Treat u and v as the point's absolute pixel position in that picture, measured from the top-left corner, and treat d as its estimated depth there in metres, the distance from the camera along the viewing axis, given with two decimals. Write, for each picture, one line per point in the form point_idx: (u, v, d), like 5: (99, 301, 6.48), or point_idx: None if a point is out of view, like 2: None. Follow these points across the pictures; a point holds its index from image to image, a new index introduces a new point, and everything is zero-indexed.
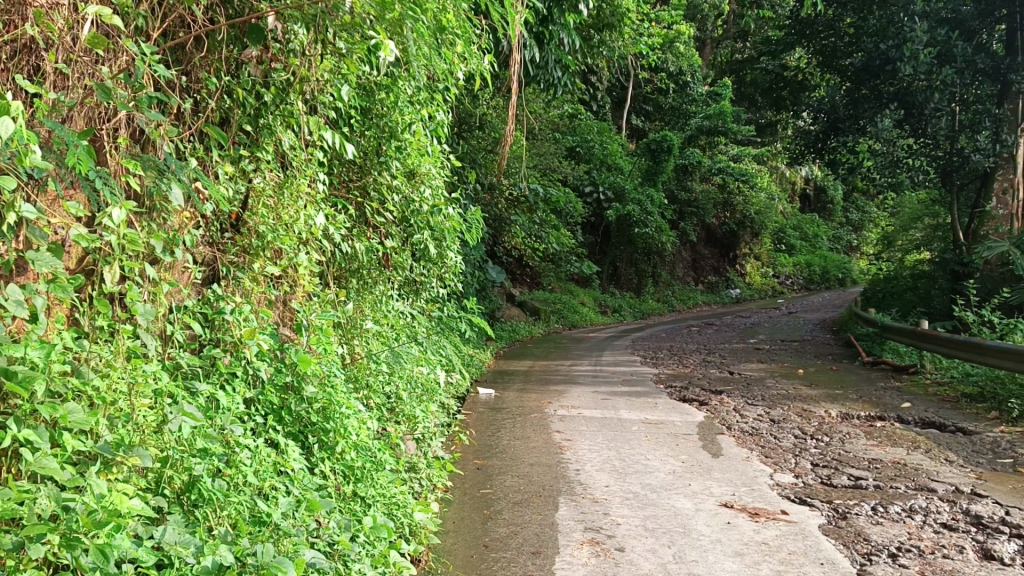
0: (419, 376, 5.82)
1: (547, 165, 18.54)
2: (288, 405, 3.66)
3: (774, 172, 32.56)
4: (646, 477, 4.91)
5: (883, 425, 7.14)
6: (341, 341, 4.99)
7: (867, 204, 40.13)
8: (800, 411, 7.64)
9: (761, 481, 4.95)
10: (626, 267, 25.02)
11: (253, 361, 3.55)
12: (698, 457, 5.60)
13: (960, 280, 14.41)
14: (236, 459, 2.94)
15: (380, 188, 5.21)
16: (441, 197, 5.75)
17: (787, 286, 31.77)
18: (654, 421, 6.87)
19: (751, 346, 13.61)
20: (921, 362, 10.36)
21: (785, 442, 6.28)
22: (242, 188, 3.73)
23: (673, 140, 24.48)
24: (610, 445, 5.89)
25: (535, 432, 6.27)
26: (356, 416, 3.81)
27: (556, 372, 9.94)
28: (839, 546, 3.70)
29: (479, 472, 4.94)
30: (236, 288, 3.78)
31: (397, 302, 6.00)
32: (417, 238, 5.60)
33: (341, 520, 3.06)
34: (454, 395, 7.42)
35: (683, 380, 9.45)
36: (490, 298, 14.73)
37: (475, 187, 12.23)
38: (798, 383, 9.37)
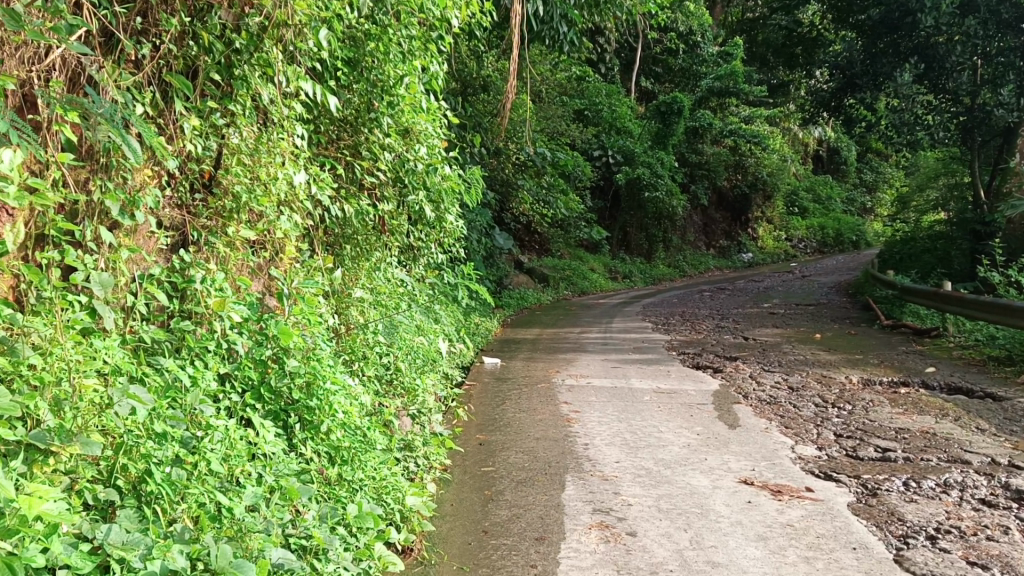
0: (419, 346, 5.53)
1: (554, 128, 18.10)
2: (268, 380, 3.34)
3: (786, 134, 31.95)
4: (659, 452, 4.60)
5: (907, 392, 6.81)
6: (333, 311, 4.69)
7: (882, 164, 39.36)
8: (820, 377, 7.32)
9: (783, 455, 4.64)
10: (636, 232, 24.57)
11: (227, 335, 3.22)
12: (714, 429, 5.28)
13: (981, 240, 14.03)
14: (202, 443, 2.63)
15: (372, 147, 4.84)
16: (439, 157, 5.40)
17: (800, 250, 31.25)
18: (667, 390, 6.55)
19: (766, 310, 13.24)
20: (944, 325, 9.98)
21: (805, 412, 5.95)
22: (213, 145, 3.39)
23: (684, 102, 24.00)
24: (620, 416, 5.58)
25: (541, 404, 5.97)
26: (344, 393, 3.51)
27: (564, 340, 9.62)
28: (872, 528, 3.39)
29: (481, 448, 4.66)
30: (209, 255, 3.45)
31: (395, 269, 5.69)
32: (412, 199, 5.25)
33: (321, 510, 2.76)
34: (457, 366, 7.12)
35: (697, 346, 9.11)
36: (497, 266, 14.39)
37: (479, 151, 11.88)
38: (816, 349, 9.03)
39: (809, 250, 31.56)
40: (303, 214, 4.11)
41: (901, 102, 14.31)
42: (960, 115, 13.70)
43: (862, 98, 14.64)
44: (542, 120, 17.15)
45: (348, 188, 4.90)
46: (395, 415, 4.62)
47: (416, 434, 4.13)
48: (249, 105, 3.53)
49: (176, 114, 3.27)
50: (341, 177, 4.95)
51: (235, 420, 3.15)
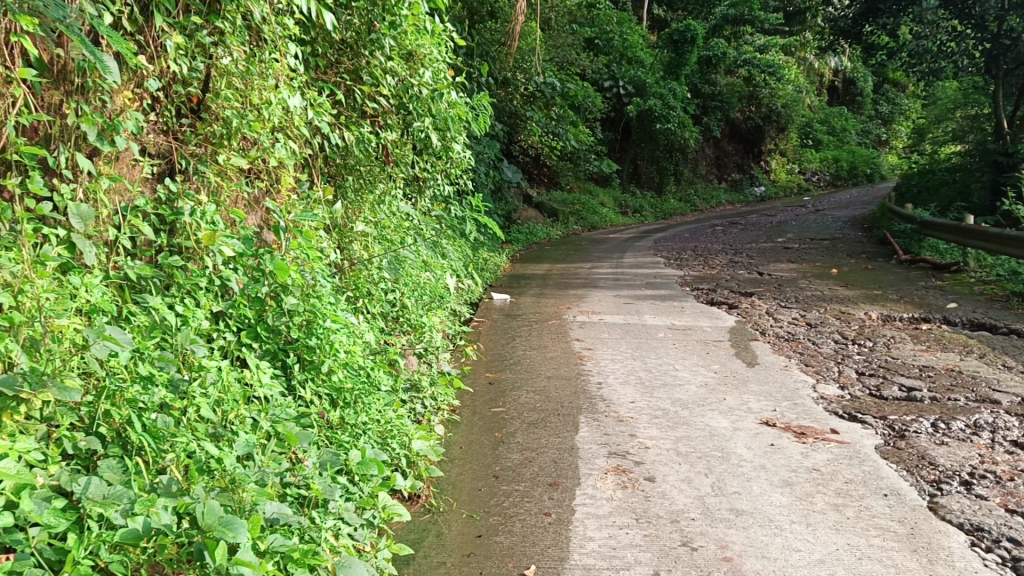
0: (425, 282, 5.34)
1: (564, 58, 17.60)
2: (264, 319, 3.14)
3: (801, 64, 31.18)
4: (676, 392, 4.43)
5: (929, 328, 6.61)
6: (335, 246, 4.48)
7: (898, 95, 38.42)
8: (839, 313, 7.11)
9: (804, 394, 4.46)
10: (646, 165, 24.11)
11: (220, 271, 3.02)
12: (732, 367, 5.10)
13: (1003, 172, 13.67)
14: (191, 387, 2.45)
15: (374, 72, 4.55)
16: (446, 82, 5.11)
17: (813, 183, 30.72)
18: (681, 326, 6.37)
19: (780, 245, 12.96)
20: (965, 259, 9.72)
21: (825, 349, 5.76)
22: (201, 65, 3.14)
23: (697, 30, 23.38)
24: (634, 354, 5.40)
25: (552, 341, 5.78)
26: (346, 332, 3.32)
27: (575, 275, 9.40)
28: (903, 472, 3.21)
29: (491, 387, 4.49)
30: (200, 186, 3.23)
31: (400, 202, 5.47)
32: (417, 127, 4.96)
33: (323, 454, 2.61)
34: (465, 302, 6.93)
35: (711, 282, 8.89)
36: (506, 200, 14.10)
37: (487, 81, 11.54)
38: (834, 284, 8.79)
39: (822, 184, 31.03)
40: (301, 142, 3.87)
41: (925, 28, 13.80)
42: (985, 42, 13.20)
43: (884, 24, 14.10)
44: (552, 50, 16.64)
45: (348, 115, 4.61)
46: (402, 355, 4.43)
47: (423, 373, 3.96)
48: (238, 22, 3.26)
49: (158, 31, 3.01)
50: (341, 105, 4.68)
51: (230, 362, 2.97)
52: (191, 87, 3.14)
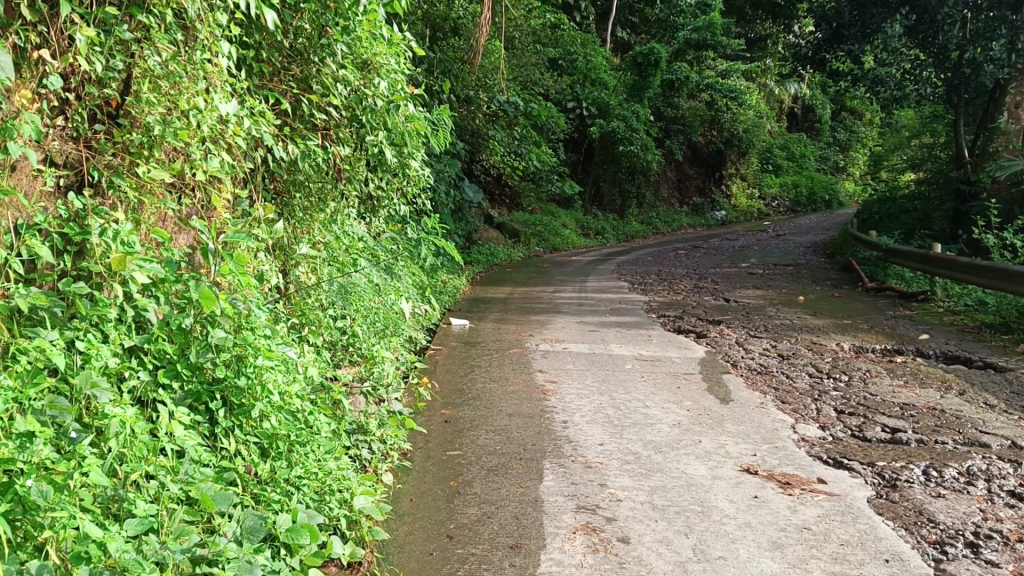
0: (379, 308, 5.13)
1: (528, 77, 17.36)
2: (187, 354, 2.73)
3: (762, 90, 31.40)
4: (647, 432, 4.09)
5: (904, 361, 6.38)
6: (277, 270, 4.10)
7: (855, 123, 38.89)
8: (810, 344, 6.86)
9: (784, 436, 4.14)
10: (609, 187, 23.96)
11: (135, 300, 2.61)
12: (705, 403, 4.78)
13: (964, 201, 13.67)
14: (80, 447, 2.05)
15: (325, 80, 4.17)
16: (404, 94, 4.73)
17: (773, 208, 30.88)
18: (649, 357, 6.05)
19: (744, 271, 12.79)
20: (931, 289, 9.59)
21: (800, 384, 5.48)
22: (118, 65, 2.74)
23: (661, 53, 23.35)
24: (601, 388, 5.06)
25: (514, 372, 5.42)
26: (282, 370, 2.93)
27: (537, 300, 9.06)
28: (901, 532, 2.90)
29: (446, 427, 4.10)
30: (116, 202, 2.82)
31: (351, 221, 5.10)
32: (371, 141, 4.54)
33: (247, 518, 2.24)
34: (421, 328, 6.54)
35: (677, 309, 8.62)
36: (467, 220, 13.76)
37: (449, 98, 11.21)
38: (802, 312, 8.57)
39: (782, 209, 31.21)
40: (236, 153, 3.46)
41: (889, 56, 13.78)
42: (946, 71, 13.20)
43: (849, 50, 14.05)
44: (516, 68, 16.38)
45: (297, 126, 4.20)
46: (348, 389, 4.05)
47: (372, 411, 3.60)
48: (166, 17, 2.86)
49: (68, 23, 2.61)
50: (288, 115, 4.28)
51: (144, 406, 2.57)
52: (106, 90, 2.74)
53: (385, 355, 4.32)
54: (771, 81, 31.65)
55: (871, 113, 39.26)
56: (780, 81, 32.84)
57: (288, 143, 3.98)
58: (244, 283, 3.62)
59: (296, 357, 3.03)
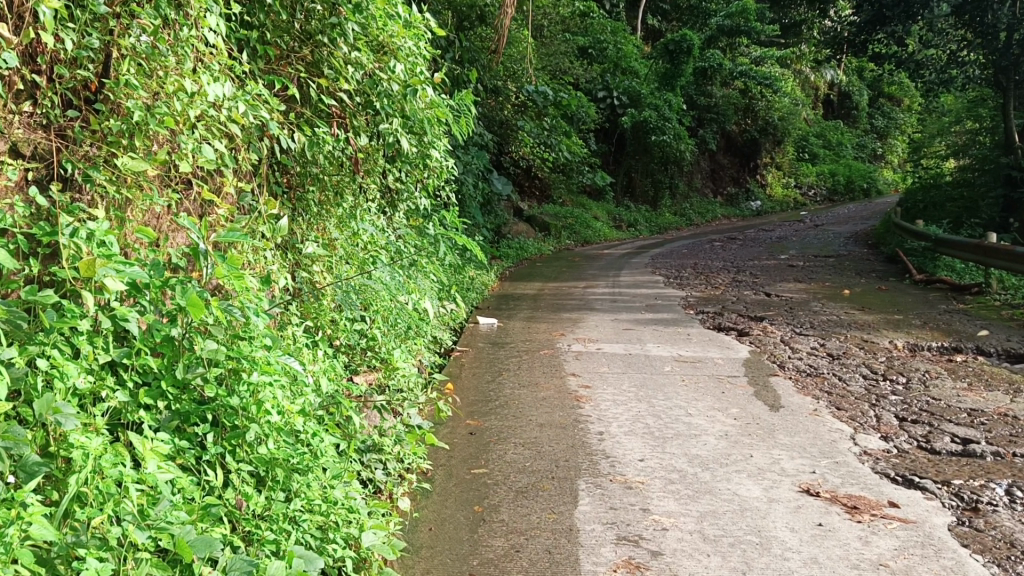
0: (403, 310, 4.83)
1: (556, 66, 16.95)
2: (172, 369, 2.41)
3: (797, 76, 30.68)
4: (692, 446, 3.71)
5: (964, 360, 5.92)
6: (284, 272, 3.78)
7: (893, 109, 37.89)
8: (861, 342, 6.42)
9: (844, 449, 3.74)
10: (641, 178, 23.46)
11: (111, 308, 2.29)
12: (753, 411, 4.39)
13: (1016, 188, 13.06)
14: (22, 490, 1.73)
15: (336, 63, 3.83)
16: (423, 77, 4.35)
17: (809, 198, 30.14)
18: (689, 358, 5.66)
19: (783, 262, 12.30)
20: (985, 281, 9.06)
21: (854, 387, 5.06)
22: (93, 42, 2.42)
23: (693, 40, 22.82)
24: (639, 393, 4.68)
25: (544, 376, 5.06)
26: (283, 386, 2.60)
27: (569, 296, 8.68)
28: (994, 569, 2.52)
29: (471, 440, 3.76)
30: (95, 198, 2.51)
31: (367, 216, 4.79)
32: (386, 130, 4.15)
33: (233, 567, 1.95)
34: (447, 328, 6.20)
35: (716, 304, 8.20)
36: (495, 213, 13.40)
37: (475, 88, 10.85)
38: (849, 307, 8.11)
39: (819, 198, 30.45)
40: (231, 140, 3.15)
41: (935, 37, 13.16)
42: (993, 54, 12.71)
43: (892, 32, 13.45)
44: (544, 57, 15.96)
45: (308, 113, 3.86)
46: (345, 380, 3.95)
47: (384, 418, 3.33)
48: None
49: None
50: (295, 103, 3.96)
51: (122, 431, 2.25)
52: (79, 71, 2.42)
53: (401, 363, 4.09)
54: (806, 67, 30.91)
55: (910, 99, 38.23)
56: (816, 68, 32.04)
57: (297, 134, 3.66)
58: (243, 284, 3.33)
59: (300, 370, 2.71)
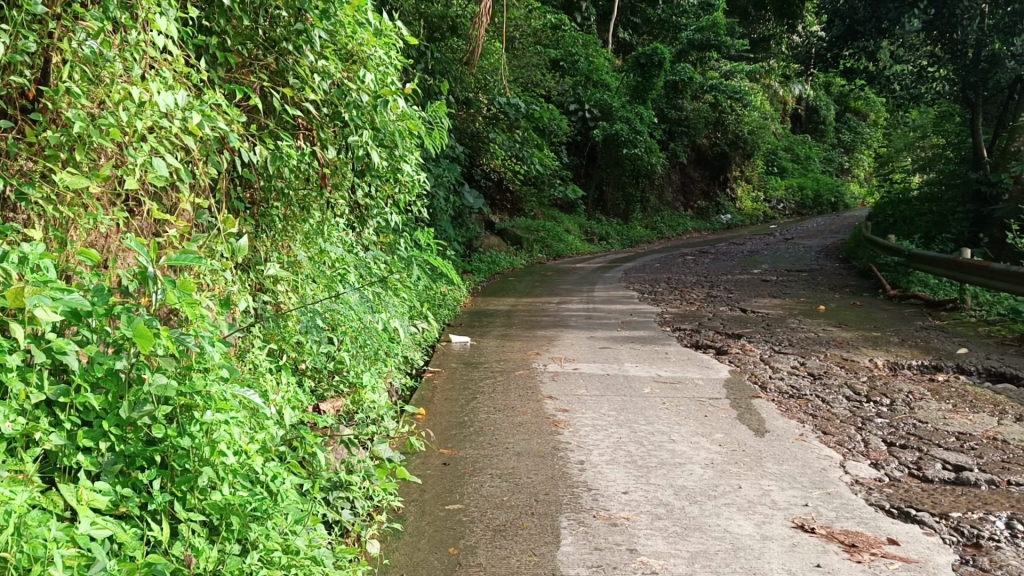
0: (371, 331, 4.64)
1: (528, 78, 16.86)
2: (117, 407, 2.18)
3: (766, 91, 30.93)
4: (678, 477, 3.53)
5: (946, 380, 5.82)
6: (243, 294, 3.55)
7: (859, 124, 38.29)
8: (841, 361, 6.30)
9: (835, 479, 3.58)
10: (612, 191, 23.40)
11: (45, 339, 2.05)
12: (738, 436, 4.22)
13: (986, 203, 13.13)
14: None
15: (302, 72, 3.60)
16: (394, 88, 4.13)
17: (778, 211, 30.28)
18: (669, 379, 5.49)
19: (757, 277, 12.21)
20: (960, 297, 9.02)
21: (839, 409, 4.92)
22: (29, 45, 2.20)
23: (664, 54, 22.89)
24: (620, 418, 4.49)
25: (520, 400, 4.85)
26: (239, 423, 2.38)
27: (542, 312, 8.49)
28: None
29: (445, 471, 3.55)
30: (32, 216, 2.29)
31: (332, 234, 4.58)
32: (355, 142, 3.88)
33: None
34: (418, 347, 5.98)
35: (692, 321, 8.06)
36: (466, 226, 13.20)
37: (447, 99, 10.68)
38: (825, 324, 8.02)
39: (788, 212, 30.61)
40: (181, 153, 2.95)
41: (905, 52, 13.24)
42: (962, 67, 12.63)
43: (864, 46, 13.54)
44: (516, 69, 15.84)
45: (272, 125, 3.63)
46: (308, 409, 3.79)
47: (353, 448, 3.14)
48: None
49: None
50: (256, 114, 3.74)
51: (56, 477, 2.03)
52: (13, 77, 2.20)
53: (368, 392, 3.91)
54: (774, 82, 31.19)
55: (875, 113, 38.66)
56: (784, 82, 32.31)
57: (259, 147, 3.45)
58: (195, 310, 3.12)
59: (262, 403, 2.50)
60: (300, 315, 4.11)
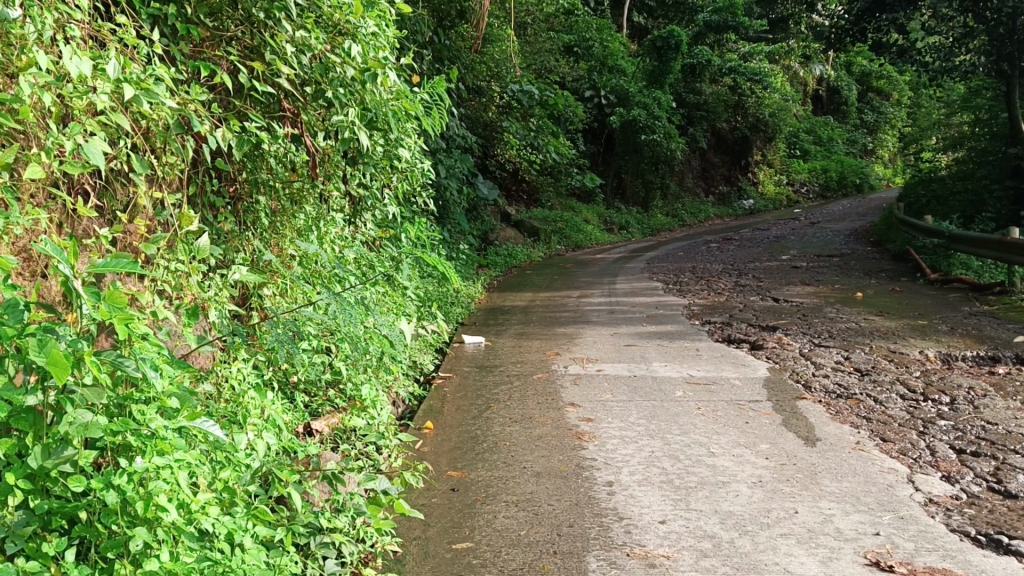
0: (371, 337, 4.19)
1: (542, 64, 16.36)
2: (25, 455, 1.75)
3: (786, 72, 30.21)
4: (722, 500, 3.05)
5: (1008, 373, 5.29)
6: (211, 301, 3.11)
7: (883, 104, 37.30)
8: (889, 354, 5.78)
9: (904, 499, 3.08)
10: (631, 179, 22.83)
11: None
12: (785, 446, 3.73)
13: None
14: None
15: (278, 46, 3.11)
16: (386, 62, 3.63)
17: (802, 195, 29.53)
18: (702, 380, 4.98)
19: (787, 264, 11.65)
20: (1008, 279, 8.44)
21: (895, 411, 4.41)
22: None
23: (682, 36, 22.33)
24: (650, 428, 4.00)
25: (539, 409, 4.37)
26: (184, 466, 1.94)
27: (562, 307, 8.01)
28: None
29: (453, 499, 3.10)
30: None
31: (322, 230, 4.13)
32: (341, 123, 3.39)
33: None
34: (428, 351, 5.53)
35: (723, 313, 7.54)
36: (481, 219, 12.72)
37: (456, 87, 10.21)
38: (865, 312, 7.47)
39: (812, 195, 29.84)
40: (121, 142, 2.54)
41: (937, 23, 12.59)
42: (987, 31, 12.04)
43: (893, 19, 12.70)
44: (528, 55, 15.37)
45: (247, 106, 3.19)
46: (294, 432, 3.40)
47: (345, 478, 2.69)
48: None
49: None
50: (225, 95, 3.29)
51: None
52: None
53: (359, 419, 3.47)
54: (794, 63, 30.46)
55: (899, 92, 37.68)
56: (803, 63, 31.52)
57: (229, 132, 3.00)
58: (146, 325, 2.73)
59: (222, 438, 2.07)
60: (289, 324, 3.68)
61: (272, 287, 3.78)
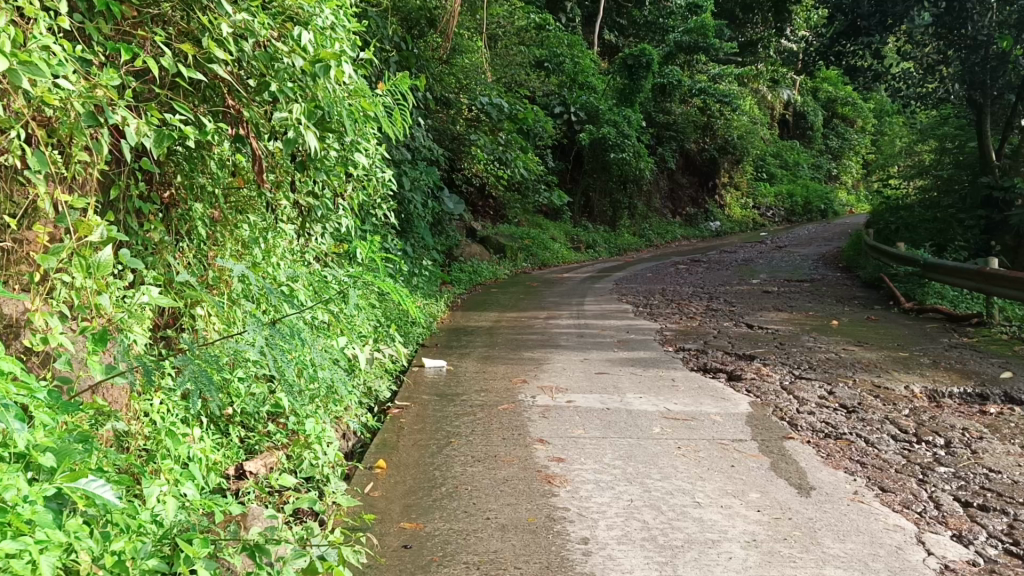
0: (319, 362, 3.75)
1: (513, 78, 16.02)
2: None
3: (755, 96, 30.29)
4: (713, 565, 2.66)
5: (999, 412, 5.00)
6: (124, 325, 2.68)
7: (847, 130, 37.59)
8: (875, 389, 5.46)
9: (918, 565, 2.73)
10: (599, 198, 22.57)
11: None
12: (778, 496, 3.36)
13: (997, 210, 12.39)
14: None
15: (214, 29, 2.68)
16: (341, 54, 3.21)
17: (768, 219, 29.56)
18: (681, 416, 4.60)
19: (758, 288, 11.39)
20: (987, 311, 8.22)
21: (890, 454, 4.07)
22: None
23: (653, 56, 22.20)
24: (628, 471, 3.62)
25: (504, 446, 3.96)
26: (48, 553, 1.52)
27: (529, 329, 7.62)
28: None
29: (402, 559, 2.68)
30: None
31: (265, 242, 3.70)
32: (284, 119, 2.93)
33: None
34: (385, 377, 5.10)
35: (697, 339, 7.19)
36: (446, 234, 12.31)
37: (423, 96, 9.82)
38: (844, 342, 7.18)
39: (777, 219, 29.88)
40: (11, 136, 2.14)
41: (911, 48, 12.44)
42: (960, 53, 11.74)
43: (868, 43, 12.53)
44: (499, 68, 15.05)
45: (174, 96, 2.78)
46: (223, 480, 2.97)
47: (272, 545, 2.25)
48: None
49: None
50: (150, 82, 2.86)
51: None
52: None
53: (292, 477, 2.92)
54: (762, 86, 30.56)
55: (862, 119, 38.06)
56: (771, 87, 31.65)
57: (151, 125, 2.58)
58: (30, 352, 2.34)
59: (114, 504, 1.70)
60: (222, 349, 3.26)
61: (207, 306, 3.34)
